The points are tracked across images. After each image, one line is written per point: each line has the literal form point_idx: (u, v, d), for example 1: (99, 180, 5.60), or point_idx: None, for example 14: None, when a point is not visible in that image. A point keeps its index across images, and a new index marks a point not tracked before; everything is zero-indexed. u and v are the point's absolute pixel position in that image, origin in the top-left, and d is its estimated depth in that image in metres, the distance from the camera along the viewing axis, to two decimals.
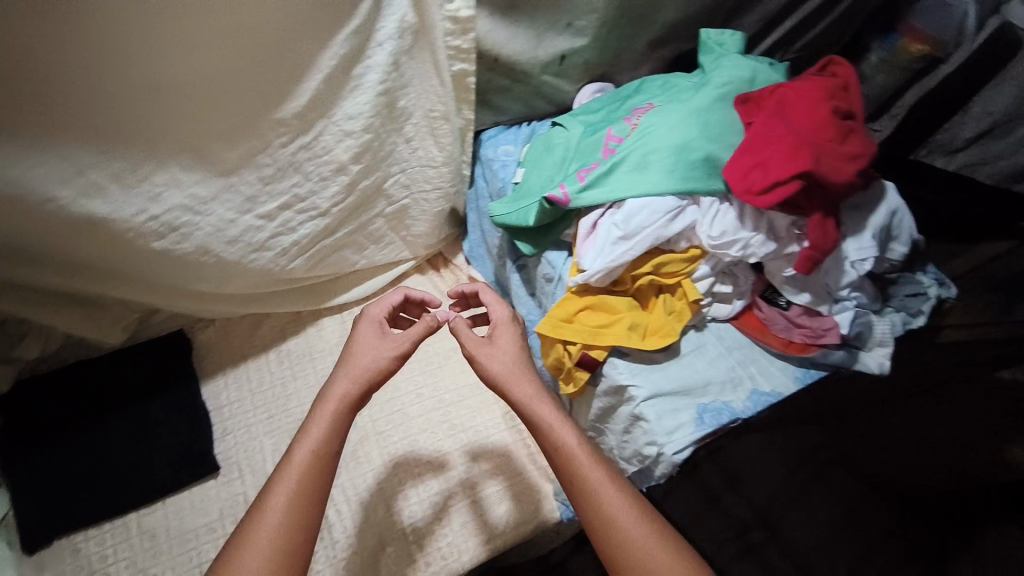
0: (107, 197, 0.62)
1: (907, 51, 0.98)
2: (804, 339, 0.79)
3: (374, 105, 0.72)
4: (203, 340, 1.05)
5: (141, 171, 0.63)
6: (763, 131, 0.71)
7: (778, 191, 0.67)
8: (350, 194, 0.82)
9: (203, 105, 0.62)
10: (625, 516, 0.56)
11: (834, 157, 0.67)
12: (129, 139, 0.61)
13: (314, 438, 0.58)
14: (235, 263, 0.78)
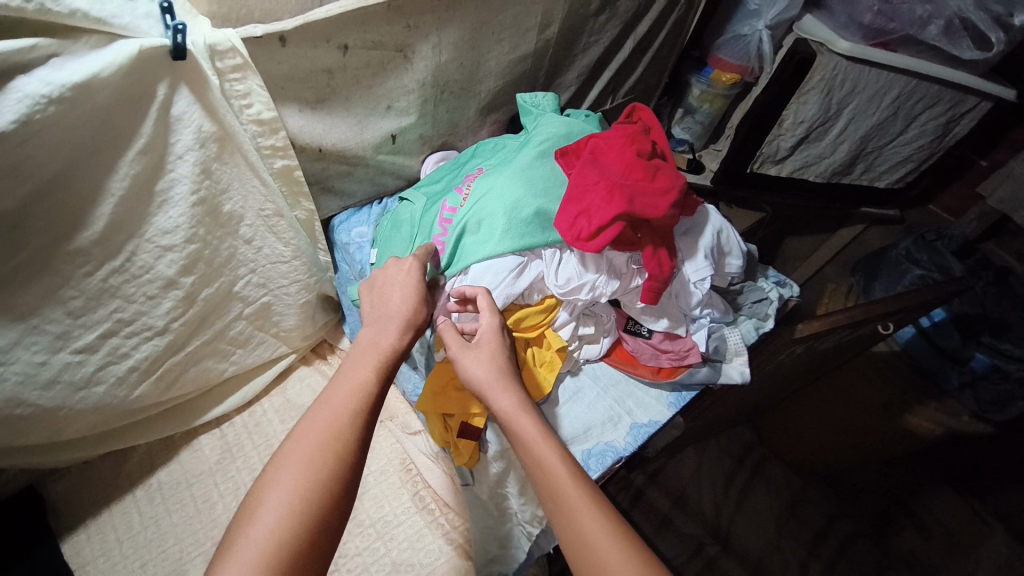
0: None
1: (721, 81, 1.33)
2: (671, 363, 0.81)
3: (191, 216, 0.70)
4: (57, 493, 0.92)
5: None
6: (581, 180, 0.75)
7: (605, 234, 0.70)
8: (189, 307, 0.78)
9: None
10: (600, 544, 0.44)
11: (647, 196, 0.71)
12: None
13: (355, 384, 0.51)
14: (58, 405, 0.70)
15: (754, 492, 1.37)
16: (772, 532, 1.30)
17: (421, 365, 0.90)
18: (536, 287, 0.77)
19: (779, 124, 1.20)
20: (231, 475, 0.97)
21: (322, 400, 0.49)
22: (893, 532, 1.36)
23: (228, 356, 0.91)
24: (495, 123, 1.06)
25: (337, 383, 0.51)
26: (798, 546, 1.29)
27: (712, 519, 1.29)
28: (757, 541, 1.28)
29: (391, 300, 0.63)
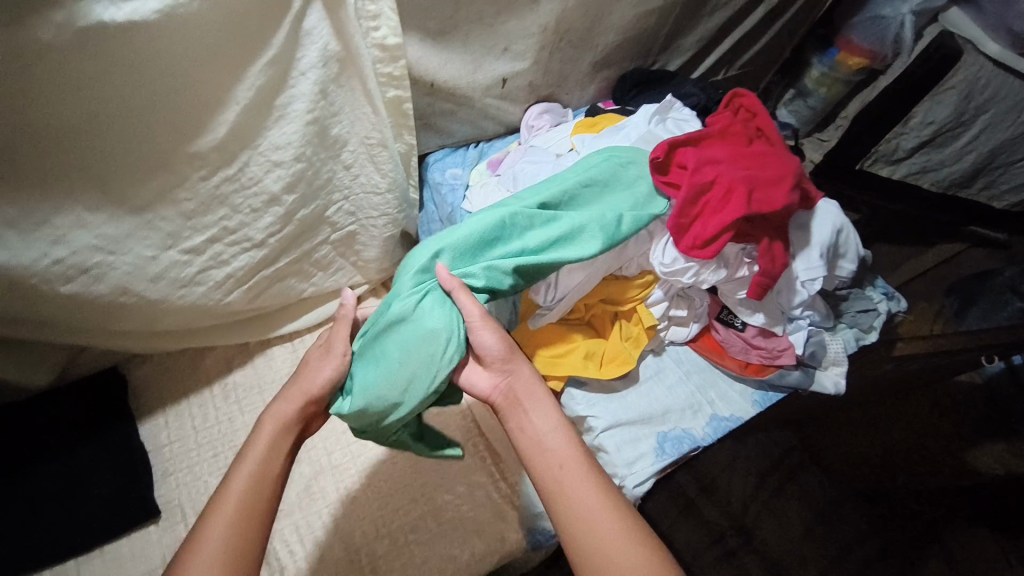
0: (4, 245, 0.55)
1: (846, 65, 1.15)
2: (760, 360, 0.79)
3: (304, 134, 0.70)
4: (141, 376, 0.99)
5: (39, 215, 0.57)
6: (695, 176, 0.70)
7: (721, 239, 0.69)
8: (286, 225, 0.79)
9: (105, 143, 0.57)
10: (592, 505, 0.54)
11: (763, 189, 0.69)
12: (23, 182, 0.55)
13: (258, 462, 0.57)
14: (161, 301, 0.74)
15: (785, 498, 1.33)
16: (796, 539, 1.29)
17: None
18: (640, 262, 0.75)
19: (906, 122, 1.13)
20: None
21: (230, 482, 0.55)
22: (918, 558, 1.32)
23: (310, 278, 0.93)
24: (605, 79, 1.00)
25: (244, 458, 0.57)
26: (821, 555, 1.28)
27: (739, 513, 1.29)
28: (781, 544, 1.28)
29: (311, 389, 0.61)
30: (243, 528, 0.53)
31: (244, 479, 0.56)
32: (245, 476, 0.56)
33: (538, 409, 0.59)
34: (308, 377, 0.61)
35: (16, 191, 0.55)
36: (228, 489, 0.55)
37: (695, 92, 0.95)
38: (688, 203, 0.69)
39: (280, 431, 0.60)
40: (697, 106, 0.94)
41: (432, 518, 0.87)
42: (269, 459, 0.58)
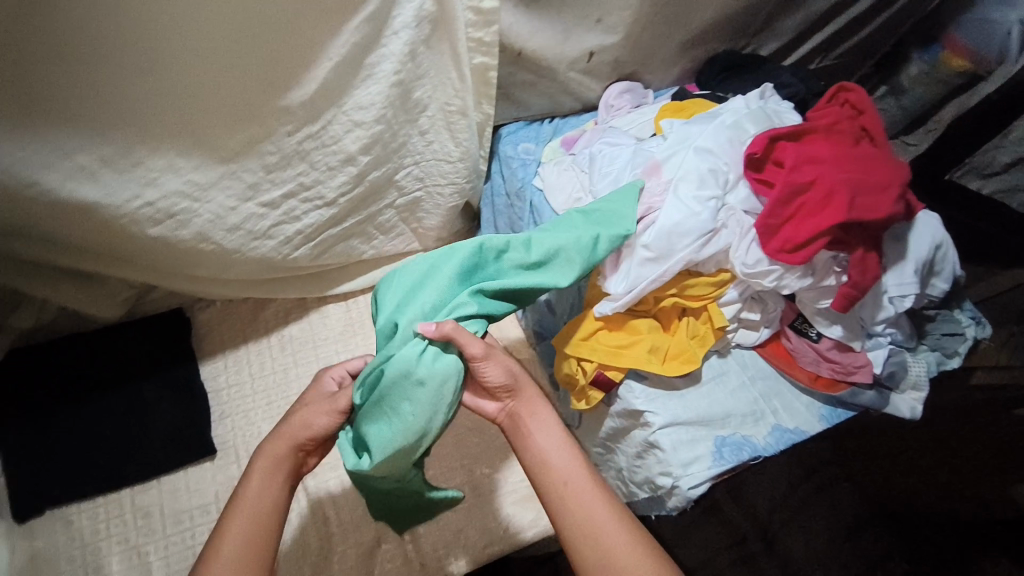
0: (99, 182, 0.58)
1: (949, 65, 0.96)
2: (833, 374, 0.75)
3: (388, 96, 0.68)
4: (203, 320, 1.01)
5: (135, 155, 0.59)
6: (793, 175, 0.66)
7: (813, 245, 0.65)
8: (358, 185, 0.78)
9: (200, 89, 0.58)
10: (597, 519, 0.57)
11: (866, 196, 0.65)
12: (121, 121, 0.56)
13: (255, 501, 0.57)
14: (235, 251, 0.75)
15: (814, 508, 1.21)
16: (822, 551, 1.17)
17: (558, 304, 0.86)
18: (718, 259, 0.70)
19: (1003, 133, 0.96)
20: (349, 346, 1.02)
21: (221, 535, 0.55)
22: None
23: (371, 240, 0.92)
24: (693, 60, 0.95)
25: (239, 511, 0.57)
26: None
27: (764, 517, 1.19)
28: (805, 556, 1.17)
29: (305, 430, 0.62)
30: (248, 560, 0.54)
31: (239, 530, 0.56)
32: (237, 533, 0.55)
33: (543, 424, 0.62)
34: (301, 424, 0.62)
35: (114, 130, 0.56)
36: (218, 549, 0.54)
37: (793, 81, 0.89)
38: (782, 203, 0.65)
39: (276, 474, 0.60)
40: (795, 97, 0.88)
41: (471, 488, 0.88)
42: (259, 506, 0.57)
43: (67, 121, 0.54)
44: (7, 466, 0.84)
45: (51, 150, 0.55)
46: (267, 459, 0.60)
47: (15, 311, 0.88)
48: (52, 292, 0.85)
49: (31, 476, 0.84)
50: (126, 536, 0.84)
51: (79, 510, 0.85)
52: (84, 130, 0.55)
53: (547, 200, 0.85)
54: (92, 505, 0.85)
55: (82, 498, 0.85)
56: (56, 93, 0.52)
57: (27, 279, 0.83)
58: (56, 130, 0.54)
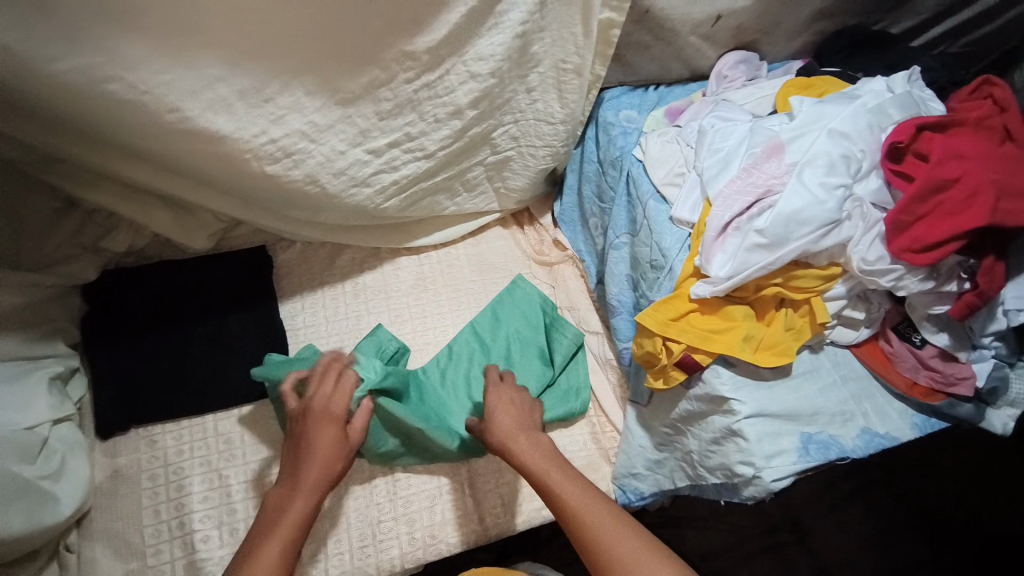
0: (233, 114, 0.61)
1: None
2: (931, 383, 0.72)
3: (508, 48, 0.69)
4: (284, 259, 1.01)
5: (267, 91, 0.61)
6: (933, 173, 0.64)
7: (944, 248, 0.63)
8: (458, 141, 0.78)
9: (337, 25, 0.58)
10: (599, 520, 0.59)
11: (1013, 199, 0.62)
12: (263, 55, 0.58)
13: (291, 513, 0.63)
14: (335, 197, 0.75)
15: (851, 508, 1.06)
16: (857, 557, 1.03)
17: (642, 281, 0.84)
18: (833, 252, 0.67)
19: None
20: (421, 300, 1.01)
21: (263, 544, 0.59)
22: None
23: (455, 196, 0.89)
24: (816, 34, 0.89)
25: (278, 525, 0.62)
26: None
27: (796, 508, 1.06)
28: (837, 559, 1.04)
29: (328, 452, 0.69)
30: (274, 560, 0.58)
31: (280, 542, 0.60)
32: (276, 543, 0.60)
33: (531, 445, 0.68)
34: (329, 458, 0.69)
35: (252, 62, 0.58)
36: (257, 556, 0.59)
37: (929, 66, 0.82)
38: (917, 201, 0.63)
39: (312, 493, 0.65)
40: (934, 84, 0.81)
41: None
42: (294, 522, 0.62)
43: (216, 49, 0.56)
44: (101, 382, 0.86)
45: (196, 77, 0.57)
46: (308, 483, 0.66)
47: (116, 231, 0.92)
48: (150, 218, 0.89)
49: (121, 395, 0.86)
50: (207, 458, 0.87)
51: (163, 431, 0.87)
52: (226, 60, 0.57)
53: (646, 171, 0.83)
54: (176, 426, 0.88)
55: (166, 419, 0.87)
56: (212, 21, 0.54)
57: (126, 204, 0.87)
58: (204, 57, 0.56)
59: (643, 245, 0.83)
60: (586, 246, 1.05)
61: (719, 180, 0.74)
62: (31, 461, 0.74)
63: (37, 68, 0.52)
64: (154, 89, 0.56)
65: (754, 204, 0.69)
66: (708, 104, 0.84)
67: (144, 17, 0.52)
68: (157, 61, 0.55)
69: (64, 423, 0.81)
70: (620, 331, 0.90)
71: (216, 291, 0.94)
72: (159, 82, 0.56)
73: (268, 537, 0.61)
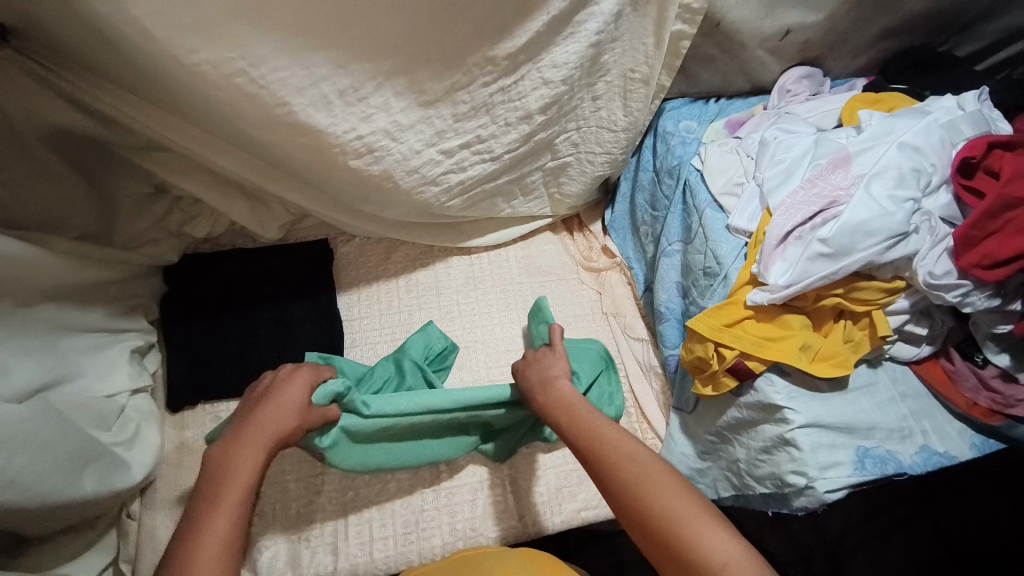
0: (331, 111, 0.66)
1: None
2: (990, 404, 0.70)
3: (581, 56, 0.72)
4: (344, 253, 1.05)
5: (363, 91, 0.66)
6: (1008, 189, 0.63)
7: (1015, 265, 0.63)
8: (524, 145, 0.82)
9: (430, 31, 0.63)
10: (635, 461, 0.58)
11: None
12: (363, 56, 0.63)
13: (243, 476, 0.59)
14: (405, 193, 0.80)
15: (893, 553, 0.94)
16: None
17: (693, 289, 0.85)
18: (898, 266, 0.67)
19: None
20: (471, 299, 1.03)
21: (209, 520, 0.54)
22: None
23: (513, 198, 0.92)
24: (882, 52, 0.90)
25: (221, 488, 0.57)
26: None
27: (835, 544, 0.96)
28: None
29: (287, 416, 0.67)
30: (232, 515, 0.55)
31: (228, 514, 0.55)
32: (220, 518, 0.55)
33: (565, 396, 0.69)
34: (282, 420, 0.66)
35: (352, 63, 0.63)
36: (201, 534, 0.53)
37: (998, 87, 0.81)
38: (988, 217, 0.63)
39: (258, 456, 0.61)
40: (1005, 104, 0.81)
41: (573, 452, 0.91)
42: (241, 486, 0.58)
43: (323, 50, 0.61)
44: (175, 359, 0.92)
45: (304, 74, 0.62)
46: (259, 440, 0.62)
47: (197, 219, 0.98)
48: (228, 208, 0.95)
49: (189, 371, 0.92)
50: None
51: (226, 408, 0.92)
52: (330, 60, 0.62)
53: (704, 180, 0.84)
54: (238, 405, 0.92)
55: (229, 397, 0.92)
56: (323, 25, 0.59)
57: (208, 192, 0.94)
58: (312, 56, 0.61)
59: (697, 252, 0.84)
60: (635, 253, 1.07)
61: (781, 190, 0.75)
62: (106, 427, 0.80)
63: (173, 57, 0.58)
64: (266, 83, 0.62)
65: (818, 214, 0.70)
66: (770, 117, 0.85)
67: (266, 18, 0.57)
68: (274, 59, 0.60)
69: (141, 394, 0.87)
70: (668, 337, 0.91)
71: (280, 279, 0.99)
72: (271, 78, 0.61)
73: (211, 513, 0.55)
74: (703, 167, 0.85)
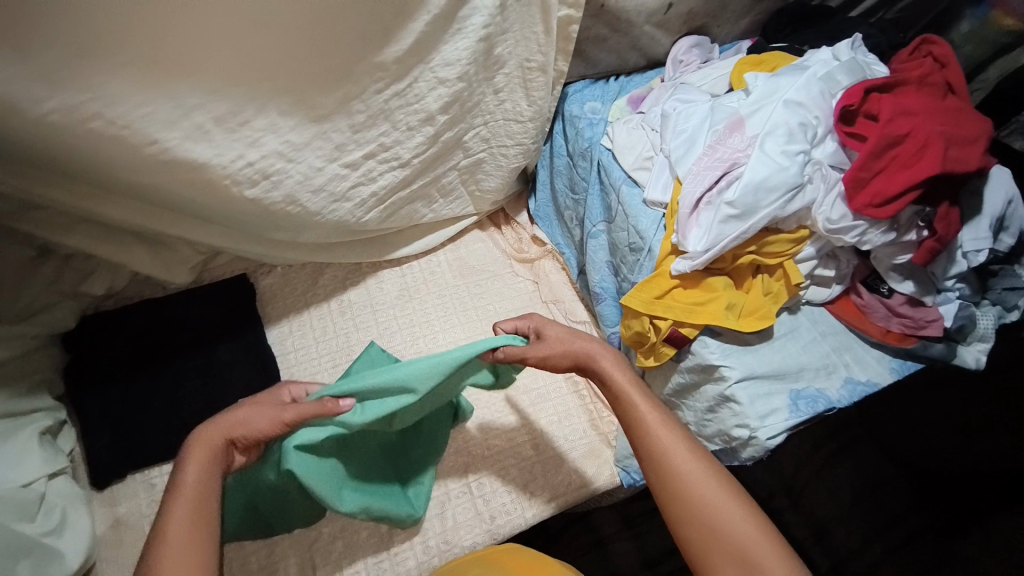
0: (211, 141, 0.62)
1: (999, 25, 0.84)
2: (903, 329, 0.76)
3: (473, 51, 0.71)
4: (267, 285, 1.00)
5: (243, 115, 0.62)
6: (886, 130, 0.68)
7: (901, 200, 0.67)
8: (432, 146, 0.80)
9: (306, 46, 0.60)
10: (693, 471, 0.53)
11: (959, 146, 0.67)
12: (237, 80, 0.60)
13: (192, 500, 0.51)
14: (316, 214, 0.76)
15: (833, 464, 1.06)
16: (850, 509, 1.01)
17: (623, 265, 0.87)
18: (800, 215, 0.71)
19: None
20: (408, 310, 1.00)
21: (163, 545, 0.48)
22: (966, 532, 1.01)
23: (432, 202, 0.90)
24: (761, 14, 0.94)
25: (174, 517, 0.50)
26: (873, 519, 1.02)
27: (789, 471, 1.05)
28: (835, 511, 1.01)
29: (247, 427, 0.57)
30: (189, 541, 0.49)
31: (181, 538, 0.49)
32: (182, 540, 0.49)
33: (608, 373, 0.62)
34: (247, 424, 0.57)
35: (230, 88, 0.59)
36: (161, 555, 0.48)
37: (866, 35, 0.86)
38: (873, 158, 0.68)
39: (209, 461, 0.55)
40: (875, 49, 0.86)
41: (533, 445, 0.91)
42: (195, 508, 0.51)
43: (190, 80, 0.57)
44: (93, 433, 0.83)
45: (173, 108, 0.58)
46: (205, 457, 0.54)
47: (94, 275, 0.89)
48: (128, 258, 0.87)
49: (108, 441, 0.83)
50: None
51: (161, 473, 0.85)
52: (200, 89, 0.58)
53: (616, 158, 0.86)
54: (173, 466, 0.86)
55: (159, 461, 0.85)
56: (185, 52, 0.55)
57: (101, 244, 0.85)
58: (179, 87, 0.57)
59: (621, 228, 0.85)
60: (564, 239, 1.08)
61: (687, 158, 0.77)
62: (30, 518, 0.72)
63: (18, 110, 0.52)
64: (130, 122, 0.57)
65: (722, 177, 0.73)
66: (668, 88, 0.88)
67: (116, 52, 0.52)
68: (136, 95, 0.55)
69: (60, 476, 0.78)
70: (606, 316, 0.93)
71: (199, 322, 0.93)
72: (135, 116, 0.56)
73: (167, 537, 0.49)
74: (613, 145, 0.86)
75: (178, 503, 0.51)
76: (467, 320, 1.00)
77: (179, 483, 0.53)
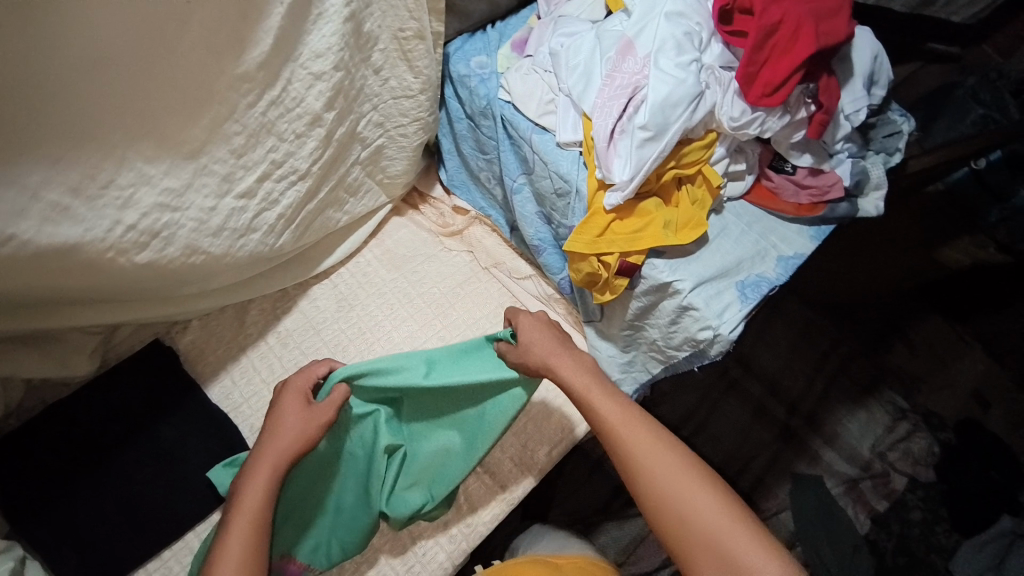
0: (76, 217, 0.53)
1: None
2: (812, 199, 0.84)
3: (342, 35, 0.65)
4: (188, 343, 0.90)
5: (103, 175, 0.53)
6: (762, 20, 0.71)
7: (789, 84, 0.71)
8: (327, 148, 0.73)
9: (153, 79, 0.52)
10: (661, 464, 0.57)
11: (826, 21, 0.71)
12: (83, 140, 0.51)
13: (253, 505, 0.58)
14: (223, 255, 0.69)
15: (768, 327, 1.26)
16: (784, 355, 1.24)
17: (554, 212, 0.87)
18: (705, 121, 0.74)
19: None
20: (353, 321, 0.94)
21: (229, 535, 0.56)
22: (885, 349, 1.25)
23: (343, 205, 0.83)
24: None
25: (236, 516, 0.58)
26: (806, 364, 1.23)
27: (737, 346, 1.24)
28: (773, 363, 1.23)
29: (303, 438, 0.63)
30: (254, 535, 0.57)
31: (244, 533, 0.57)
32: (241, 533, 0.57)
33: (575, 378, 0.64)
34: (294, 426, 0.64)
35: (75, 149, 0.50)
36: (226, 546, 0.56)
37: None
38: (756, 50, 0.71)
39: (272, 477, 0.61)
40: None
41: None
42: (257, 510, 0.58)
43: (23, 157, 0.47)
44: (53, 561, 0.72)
45: (15, 194, 0.48)
46: (265, 465, 0.61)
47: None
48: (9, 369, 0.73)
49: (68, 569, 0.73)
50: None
51: None
52: (42, 163, 0.49)
53: (518, 109, 0.83)
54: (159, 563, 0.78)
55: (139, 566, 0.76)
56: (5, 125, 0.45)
57: None
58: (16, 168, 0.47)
59: (544, 177, 0.84)
60: (486, 201, 1.07)
61: (588, 93, 0.77)
62: None
63: None
64: None
65: (629, 103, 0.73)
66: (547, 25, 0.86)
67: None
68: None
69: None
70: (550, 264, 0.94)
71: (123, 408, 0.82)
72: None
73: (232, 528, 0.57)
74: (511, 96, 0.83)
75: (239, 510, 0.58)
76: (416, 309, 0.96)
77: (241, 495, 0.59)
